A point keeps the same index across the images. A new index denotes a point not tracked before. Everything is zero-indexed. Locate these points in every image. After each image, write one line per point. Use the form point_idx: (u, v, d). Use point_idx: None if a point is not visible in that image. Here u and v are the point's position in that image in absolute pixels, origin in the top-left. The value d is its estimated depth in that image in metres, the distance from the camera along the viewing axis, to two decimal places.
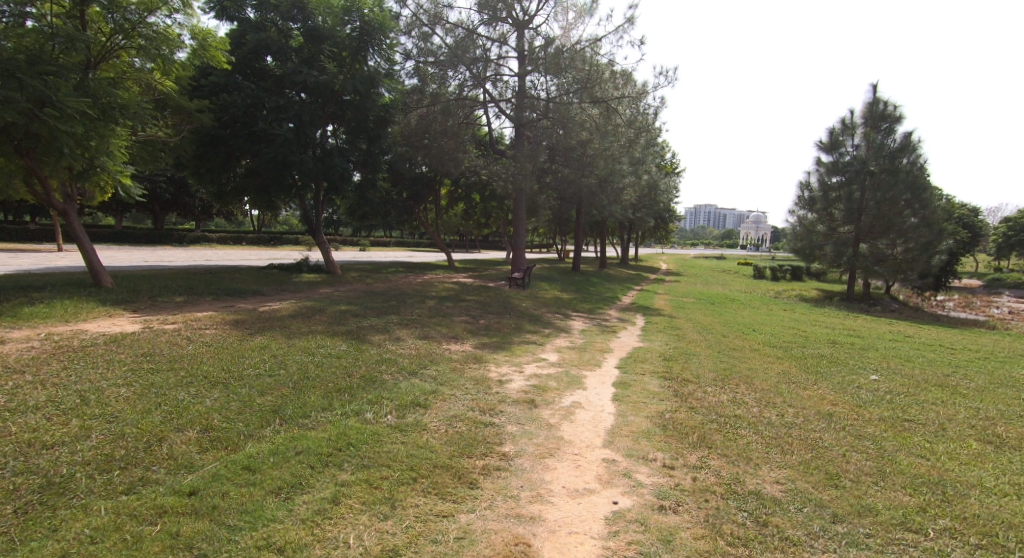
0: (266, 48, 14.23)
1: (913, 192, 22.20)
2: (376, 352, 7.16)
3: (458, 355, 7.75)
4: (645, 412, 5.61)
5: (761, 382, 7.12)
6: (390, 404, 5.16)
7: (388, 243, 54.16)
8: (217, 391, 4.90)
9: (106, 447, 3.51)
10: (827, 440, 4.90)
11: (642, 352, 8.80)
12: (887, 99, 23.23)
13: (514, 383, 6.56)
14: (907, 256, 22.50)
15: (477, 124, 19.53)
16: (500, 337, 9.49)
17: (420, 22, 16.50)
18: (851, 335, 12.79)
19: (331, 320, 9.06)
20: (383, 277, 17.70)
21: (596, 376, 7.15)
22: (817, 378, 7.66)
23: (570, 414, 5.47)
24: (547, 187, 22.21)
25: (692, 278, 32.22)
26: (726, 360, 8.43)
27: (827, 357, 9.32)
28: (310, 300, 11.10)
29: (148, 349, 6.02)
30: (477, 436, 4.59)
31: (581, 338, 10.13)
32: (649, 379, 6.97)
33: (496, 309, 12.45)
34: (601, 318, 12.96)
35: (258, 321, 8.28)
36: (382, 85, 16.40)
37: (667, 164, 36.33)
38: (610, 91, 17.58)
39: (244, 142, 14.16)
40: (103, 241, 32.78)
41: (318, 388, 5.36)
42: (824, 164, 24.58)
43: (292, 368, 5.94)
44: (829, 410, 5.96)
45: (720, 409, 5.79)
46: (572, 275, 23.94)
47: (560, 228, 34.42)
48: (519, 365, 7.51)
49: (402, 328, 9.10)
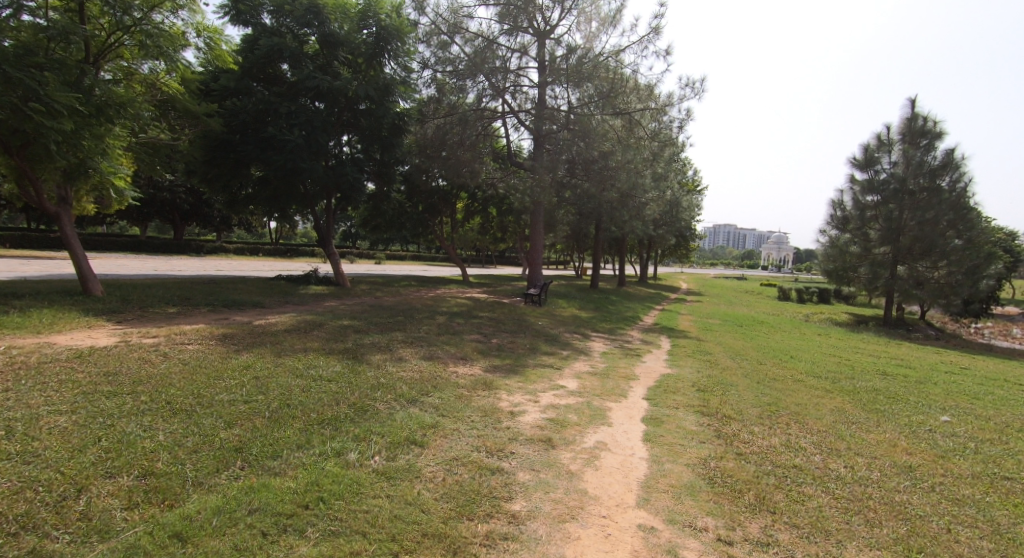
0: (279, 53, 13.84)
1: (957, 213, 20.93)
2: (373, 375, 6.36)
3: (465, 380, 6.88)
4: (684, 458, 4.69)
5: (814, 422, 6.13)
6: (380, 442, 4.35)
7: (405, 257, 53.99)
8: (177, 421, 4.15)
9: (3, 503, 2.77)
10: (918, 506, 3.93)
11: (671, 381, 7.83)
12: (927, 115, 22.05)
13: (528, 416, 5.67)
14: (950, 279, 21.11)
15: (495, 136, 19.02)
16: (513, 359, 8.62)
17: (439, 30, 16.05)
18: (900, 365, 11.58)
19: (330, 336, 8.32)
20: (394, 290, 17.01)
21: (622, 408, 6.24)
22: (878, 417, 6.63)
23: (593, 458, 4.58)
24: (567, 201, 21.45)
25: (715, 299, 31.02)
26: (769, 394, 7.41)
27: (883, 393, 8.21)
28: (312, 313, 10.40)
29: (115, 366, 5.32)
30: (480, 489, 3.74)
31: (603, 362, 9.21)
32: (683, 415, 6.02)
33: (510, 328, 11.59)
34: (623, 340, 12.02)
35: (249, 336, 7.56)
36: (398, 93, 15.95)
37: (690, 181, 35.34)
38: (633, 102, 16.92)
39: (254, 149, 13.73)
40: (121, 250, 32.97)
41: (300, 418, 4.60)
42: (858, 182, 23.37)
43: (274, 394, 5.17)
44: (908, 462, 4.96)
45: (775, 456, 4.84)
46: (590, 293, 22.97)
47: (578, 244, 33.56)
48: (534, 394, 6.61)
49: (406, 347, 8.31)
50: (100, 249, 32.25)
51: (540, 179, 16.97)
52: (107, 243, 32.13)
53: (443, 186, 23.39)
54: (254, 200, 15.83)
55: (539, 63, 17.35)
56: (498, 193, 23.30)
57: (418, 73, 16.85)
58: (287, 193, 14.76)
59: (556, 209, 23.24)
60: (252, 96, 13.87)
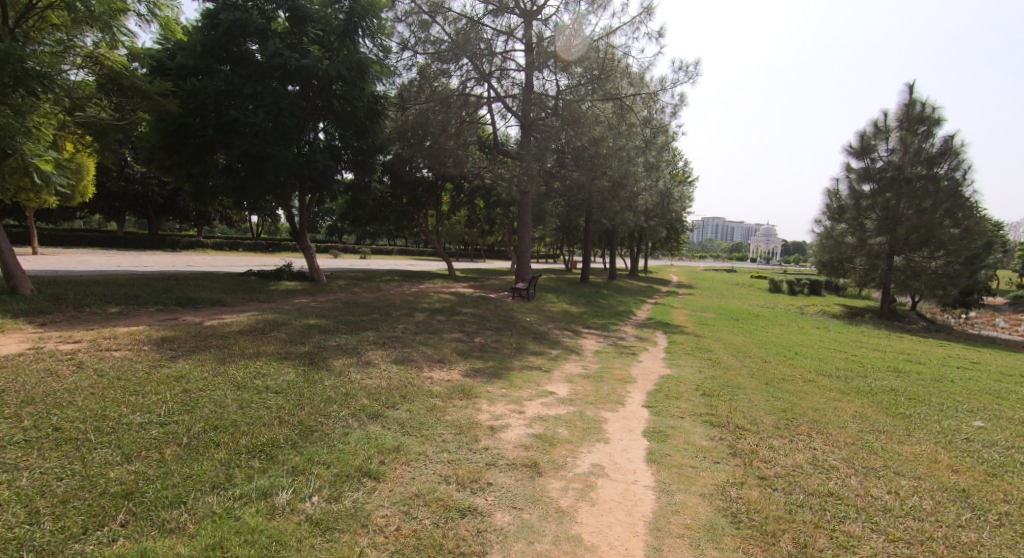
0: (243, 29, 12.65)
1: (955, 202, 20.40)
2: (332, 384, 5.49)
3: (440, 388, 6.01)
4: (699, 486, 3.87)
5: (838, 432, 5.38)
6: (322, 476, 3.47)
7: (390, 252, 52.89)
8: (57, 455, 3.24)
9: None
10: (992, 549, 3.16)
11: (672, 384, 7.04)
12: (925, 101, 21.48)
13: (511, 432, 4.83)
14: (948, 270, 20.66)
15: (480, 124, 18.10)
16: (497, 361, 7.74)
17: (419, 9, 15.00)
18: (911, 360, 10.89)
19: (289, 338, 7.39)
20: (373, 286, 16.04)
21: (619, 419, 5.43)
22: (907, 424, 5.87)
23: (589, 490, 3.72)
24: (555, 191, 20.65)
25: (709, 292, 30.48)
26: (782, 398, 6.65)
27: (903, 393, 7.49)
28: (275, 312, 9.44)
29: (3, 382, 4.36)
30: (444, 544, 2.89)
31: (595, 362, 8.42)
32: (692, 427, 5.21)
33: (496, 325, 10.75)
34: (616, 337, 11.25)
35: (193, 339, 6.61)
36: (375, 75, 14.89)
37: (681, 172, 34.62)
38: (625, 87, 16.04)
39: (216, 134, 12.63)
40: (91, 245, 31.52)
41: (227, 444, 3.71)
42: (854, 171, 22.81)
43: (203, 412, 4.26)
44: (959, 484, 4.17)
45: (804, 480, 4.04)
46: (581, 287, 22.14)
47: (568, 237, 32.72)
48: (518, 403, 5.76)
49: (376, 349, 7.42)
50: (69, 245, 30.77)
51: (528, 168, 16.07)
52: (76, 238, 30.68)
53: (428, 177, 22.36)
54: (221, 191, 14.78)
55: (526, 45, 16.34)
56: (484, 183, 22.35)
57: (397, 55, 15.81)
58: (254, 181, 13.72)
59: (546, 199, 22.41)
60: (214, 77, 12.73)
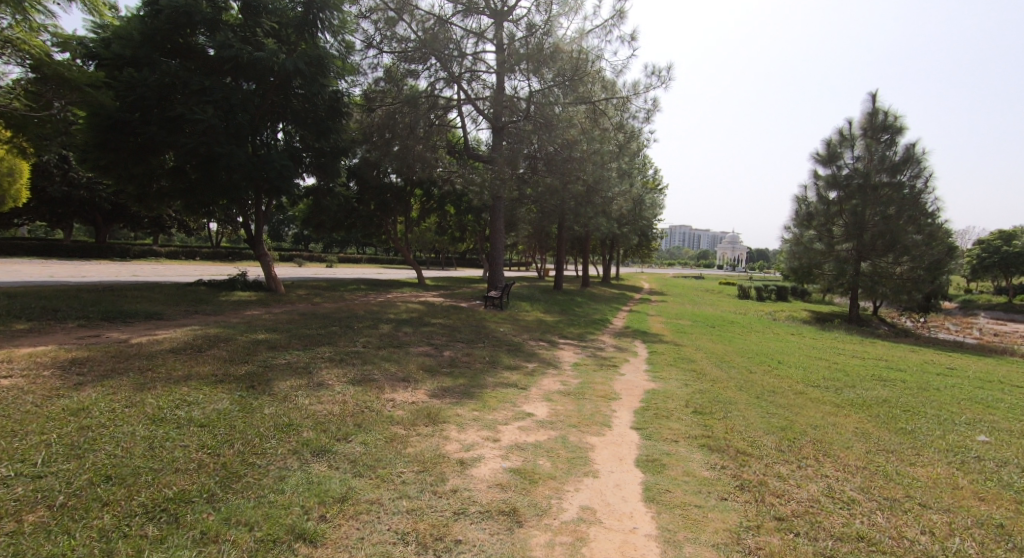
0: (188, 18, 11.63)
1: (917, 208, 20.83)
2: (274, 413, 4.67)
3: (403, 413, 5.24)
4: (710, 534, 3.24)
5: (845, 453, 4.87)
6: (239, 545, 2.71)
7: (358, 260, 51.39)
8: None
9: None
10: None
11: (660, 401, 6.46)
12: (888, 110, 21.94)
13: (484, 467, 4.10)
14: (913, 275, 21.05)
15: (450, 127, 17.42)
16: (468, 379, 6.99)
17: (385, 6, 14.26)
18: (892, 368, 10.66)
19: (230, 356, 6.47)
20: (336, 296, 15.06)
21: (607, 445, 4.79)
22: (913, 441, 5.43)
23: (580, 545, 3.06)
24: (527, 196, 20.13)
25: (681, 298, 30.57)
26: (777, 414, 6.13)
27: (897, 405, 7.11)
28: (220, 326, 8.47)
29: None
30: None
31: (575, 376, 7.80)
32: (690, 454, 4.61)
33: (467, 337, 10.03)
34: (594, 347, 10.66)
35: (111, 361, 5.64)
36: (335, 71, 14.01)
37: (652, 179, 34.64)
38: (598, 91, 15.68)
39: (158, 131, 11.53)
40: (30, 254, 29.19)
41: (116, 504, 2.90)
42: (822, 178, 23.07)
43: (97, 456, 3.40)
44: (993, 517, 3.67)
45: (828, 520, 3.48)
46: (554, 295, 21.59)
47: (540, 244, 32.26)
48: (492, 429, 5.04)
49: (332, 367, 6.57)
50: (4, 254, 28.45)
51: (500, 172, 15.47)
52: (11, 246, 28.36)
53: (396, 182, 21.44)
54: (167, 195, 13.59)
55: (496, 46, 15.75)
56: (455, 189, 21.61)
57: (362, 52, 15.01)
58: (203, 183, 12.61)
59: (518, 205, 21.85)
60: (156, 69, 11.65)
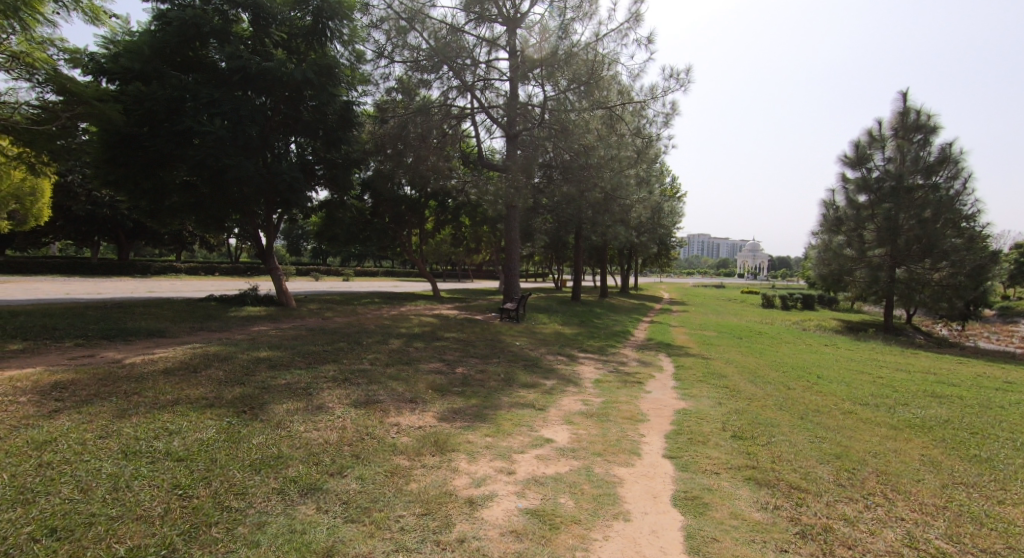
0: (197, 30, 11.54)
1: (956, 210, 19.72)
2: (263, 441, 4.20)
3: (409, 440, 4.71)
4: None
5: (918, 489, 4.18)
6: None
7: (375, 274, 51.44)
8: None
9: None
10: None
11: (693, 424, 5.82)
12: (919, 109, 21.02)
13: (496, 508, 3.53)
14: (953, 281, 19.89)
15: (463, 136, 17.10)
16: (482, 398, 6.45)
17: (396, 15, 14.03)
18: (943, 382, 9.77)
19: (227, 377, 6.04)
20: (349, 309, 14.71)
21: (638, 478, 4.18)
22: (994, 472, 4.70)
23: None
24: (542, 205, 19.64)
25: (704, 308, 29.63)
26: (829, 439, 5.43)
27: (963, 427, 6.32)
28: (222, 343, 8.10)
29: None
30: None
31: (597, 395, 7.19)
32: (735, 490, 3.98)
33: (481, 352, 9.49)
34: (616, 362, 10.03)
35: (97, 384, 5.25)
36: (346, 82, 13.79)
37: (670, 187, 33.91)
38: (614, 96, 15.19)
39: (167, 144, 11.35)
40: (55, 272, 29.69)
41: None
42: (851, 181, 22.12)
43: (46, 503, 2.95)
44: None
45: None
46: (572, 306, 20.98)
47: (557, 253, 31.66)
48: (507, 459, 4.47)
49: (335, 387, 6.10)
50: (31, 273, 28.99)
51: (514, 181, 14.99)
52: (37, 264, 28.87)
53: (410, 195, 21.18)
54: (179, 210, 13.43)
55: (510, 52, 15.41)
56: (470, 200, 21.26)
57: (373, 63, 14.79)
58: (212, 196, 12.41)
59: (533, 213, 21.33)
60: (165, 82, 11.56)
